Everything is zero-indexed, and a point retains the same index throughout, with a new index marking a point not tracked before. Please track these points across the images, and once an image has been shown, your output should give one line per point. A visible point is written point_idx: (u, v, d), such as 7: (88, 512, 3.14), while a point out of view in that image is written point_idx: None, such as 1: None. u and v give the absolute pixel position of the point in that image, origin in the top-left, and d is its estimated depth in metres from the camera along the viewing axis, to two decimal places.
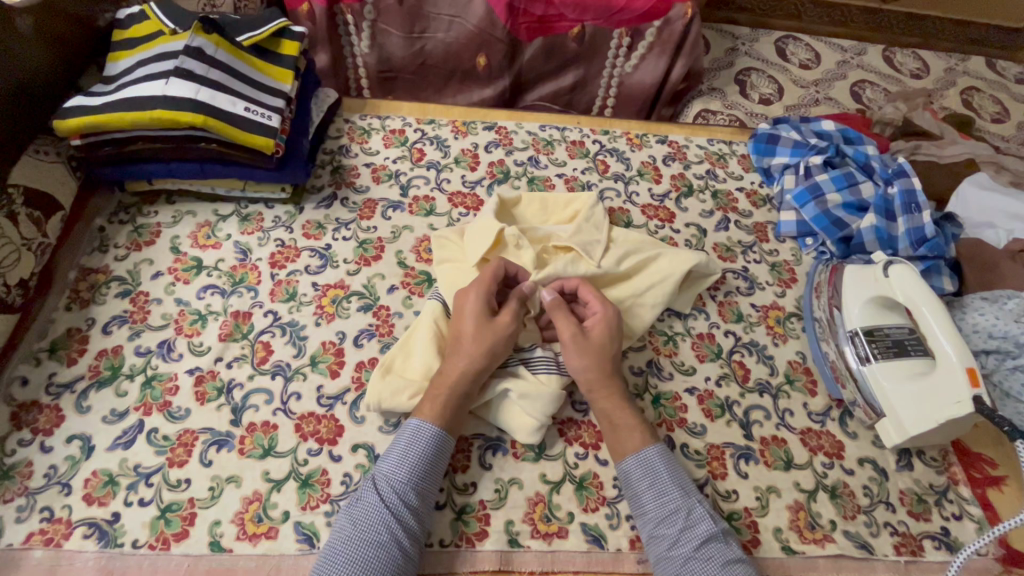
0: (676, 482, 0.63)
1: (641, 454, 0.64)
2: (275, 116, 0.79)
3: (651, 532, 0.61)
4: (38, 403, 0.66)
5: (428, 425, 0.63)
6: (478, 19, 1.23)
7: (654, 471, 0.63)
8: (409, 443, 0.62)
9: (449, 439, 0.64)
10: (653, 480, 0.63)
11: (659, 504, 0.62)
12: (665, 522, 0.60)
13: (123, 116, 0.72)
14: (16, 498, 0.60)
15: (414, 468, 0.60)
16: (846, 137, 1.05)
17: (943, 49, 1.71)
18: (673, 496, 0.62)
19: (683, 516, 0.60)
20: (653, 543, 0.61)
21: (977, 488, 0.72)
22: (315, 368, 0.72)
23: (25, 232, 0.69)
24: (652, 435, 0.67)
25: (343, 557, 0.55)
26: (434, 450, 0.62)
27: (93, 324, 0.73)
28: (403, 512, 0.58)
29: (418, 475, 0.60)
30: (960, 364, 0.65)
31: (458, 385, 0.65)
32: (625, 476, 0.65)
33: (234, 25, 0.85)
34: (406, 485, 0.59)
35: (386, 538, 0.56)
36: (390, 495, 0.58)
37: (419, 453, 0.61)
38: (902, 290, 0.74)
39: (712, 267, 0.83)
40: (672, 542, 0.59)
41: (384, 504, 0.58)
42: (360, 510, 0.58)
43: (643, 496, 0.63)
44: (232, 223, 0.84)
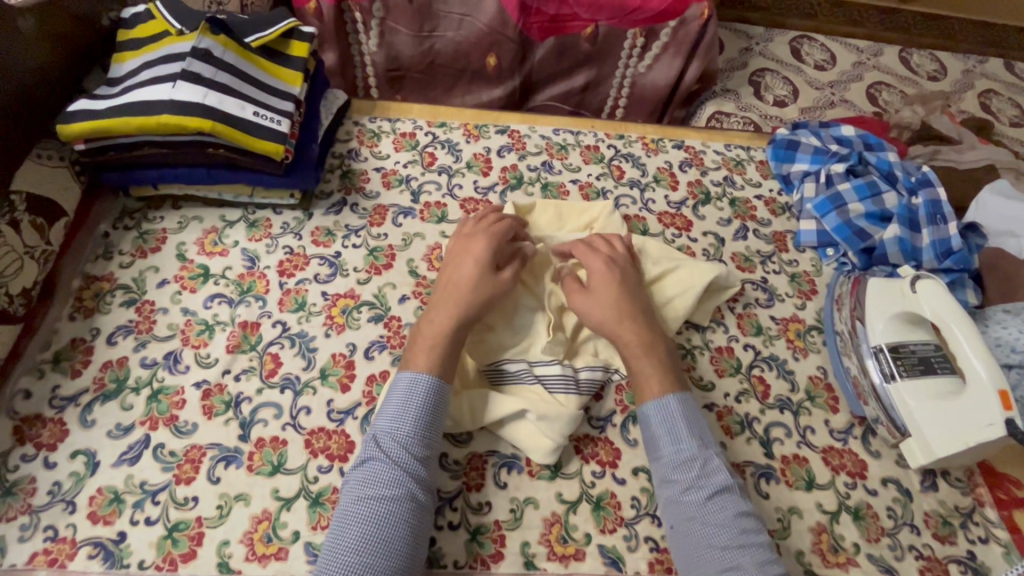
0: (694, 431, 0.62)
1: (661, 400, 0.64)
2: (284, 121, 0.77)
3: (664, 475, 0.61)
4: (41, 416, 0.65)
5: (423, 372, 0.62)
6: (489, 18, 1.20)
7: (672, 417, 0.62)
8: (404, 396, 0.61)
9: (447, 386, 0.63)
10: (671, 428, 0.62)
11: (675, 450, 0.61)
12: (680, 468, 0.60)
13: (128, 121, 0.70)
14: (19, 516, 0.59)
15: (413, 423, 0.60)
16: (867, 143, 1.03)
17: (961, 50, 1.67)
18: (690, 444, 0.61)
19: (698, 464, 0.59)
20: (667, 486, 0.60)
21: (1004, 510, 0.70)
22: (325, 381, 0.70)
23: (28, 240, 0.67)
24: (675, 383, 0.65)
25: (355, 514, 0.55)
26: (430, 397, 0.61)
27: (97, 334, 0.71)
28: (408, 465, 0.58)
29: (418, 428, 0.60)
30: (992, 386, 0.63)
31: (447, 332, 0.65)
32: (643, 419, 0.64)
33: (242, 25, 0.83)
34: (407, 440, 0.59)
35: (393, 492, 0.56)
36: (392, 450, 0.58)
37: (417, 406, 0.61)
38: (930, 306, 0.71)
39: (733, 279, 0.82)
40: (687, 487, 0.59)
41: (387, 460, 0.57)
42: (364, 469, 0.57)
43: (659, 442, 0.62)
44: (239, 230, 0.82)
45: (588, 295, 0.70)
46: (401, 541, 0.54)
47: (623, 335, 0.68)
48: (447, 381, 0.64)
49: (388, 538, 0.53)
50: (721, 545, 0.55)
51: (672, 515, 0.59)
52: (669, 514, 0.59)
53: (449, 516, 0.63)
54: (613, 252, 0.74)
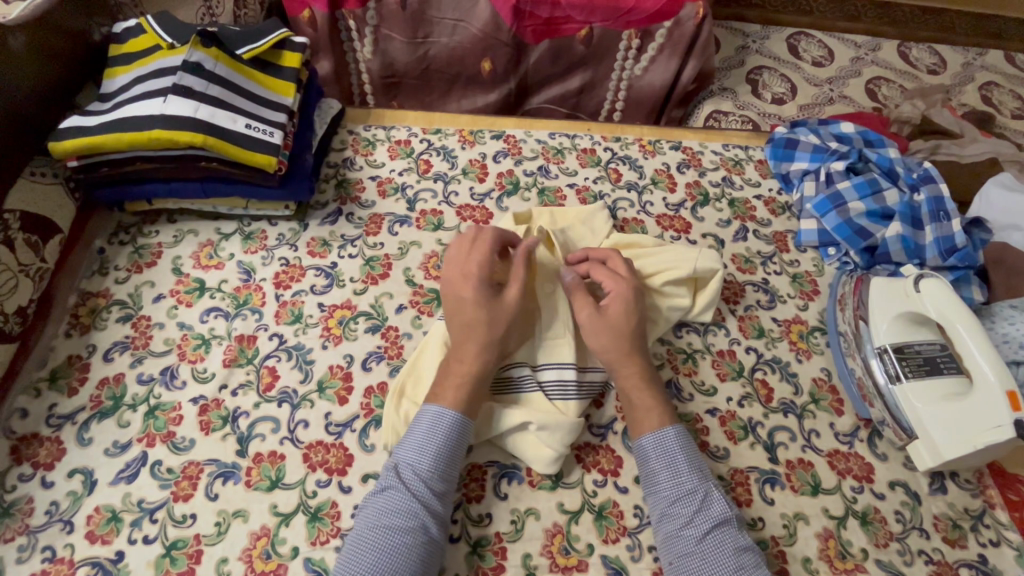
0: (692, 464, 0.62)
1: (659, 434, 0.63)
2: (276, 132, 0.77)
3: (663, 510, 0.60)
4: (39, 436, 0.64)
5: (448, 410, 0.61)
6: (483, 23, 1.20)
7: (671, 452, 0.62)
8: (431, 428, 0.60)
9: (470, 422, 0.62)
10: (669, 461, 0.62)
11: (673, 485, 0.60)
12: (679, 502, 0.59)
13: (121, 136, 0.70)
14: (17, 537, 0.58)
15: (436, 456, 0.59)
16: (867, 139, 1.01)
17: (962, 41, 1.65)
18: (689, 478, 0.60)
19: (699, 497, 0.59)
20: (665, 520, 0.59)
21: (1015, 511, 0.69)
22: (323, 394, 0.69)
23: (22, 258, 0.67)
24: (671, 417, 0.65)
25: (370, 545, 0.54)
26: (455, 434, 0.61)
27: (94, 350, 0.70)
28: (428, 498, 0.57)
29: (440, 458, 0.59)
30: (1000, 386, 0.62)
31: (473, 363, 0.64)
32: (642, 453, 0.64)
33: (233, 36, 0.82)
34: (427, 470, 0.58)
35: (411, 525, 0.55)
36: (414, 481, 0.57)
37: (441, 437, 0.60)
38: (933, 304, 0.70)
39: (713, 261, 0.77)
40: (685, 522, 0.58)
41: (409, 490, 0.57)
42: (383, 499, 0.57)
43: (658, 476, 0.62)
44: (234, 242, 0.81)
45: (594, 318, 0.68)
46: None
47: (626, 365, 0.67)
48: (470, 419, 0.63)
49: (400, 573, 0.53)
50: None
51: (670, 551, 0.58)
52: (668, 551, 0.58)
53: (449, 529, 0.63)
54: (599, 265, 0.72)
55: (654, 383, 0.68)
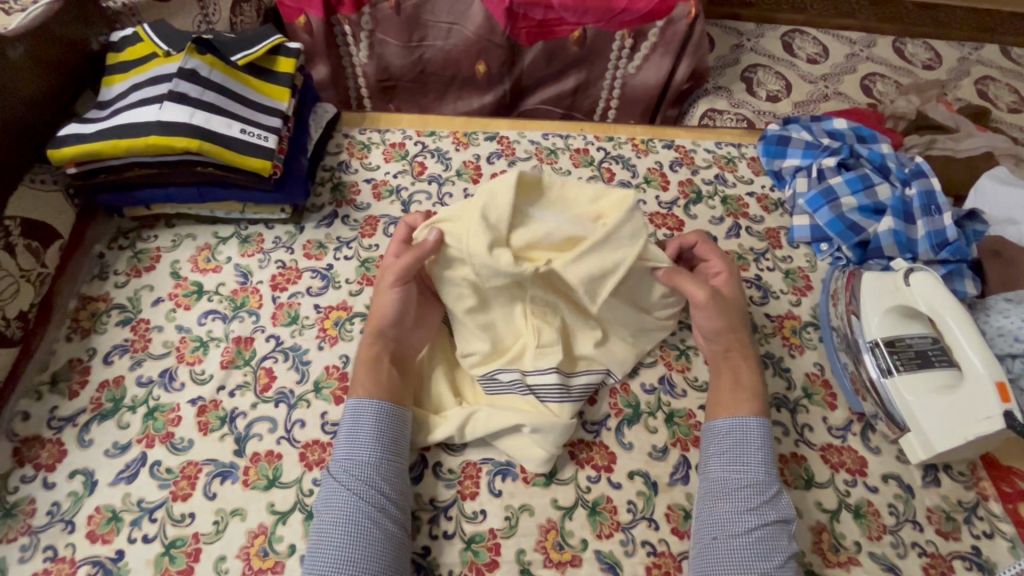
0: (767, 460, 0.62)
1: (741, 421, 0.65)
2: (271, 137, 0.78)
3: (725, 490, 0.61)
4: (40, 438, 0.65)
5: (358, 399, 0.63)
6: (477, 25, 1.21)
7: (750, 442, 0.63)
8: (350, 423, 0.62)
9: (389, 403, 0.64)
10: (746, 449, 0.63)
11: (745, 471, 0.61)
12: (746, 489, 0.60)
13: (118, 143, 0.71)
14: (19, 537, 0.60)
15: (361, 445, 0.60)
16: (859, 135, 1.02)
17: (958, 36, 1.65)
18: (763, 472, 0.61)
19: (768, 492, 0.60)
20: (724, 498, 0.60)
21: (1009, 503, 0.69)
22: (319, 394, 0.70)
23: (23, 263, 0.69)
24: (759, 409, 0.66)
25: (321, 543, 0.55)
26: (375, 419, 0.62)
27: (94, 354, 0.72)
28: (363, 485, 0.58)
29: (361, 446, 0.60)
30: (989, 378, 0.63)
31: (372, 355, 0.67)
32: (721, 432, 0.65)
33: (229, 43, 0.84)
34: (356, 461, 0.59)
35: (349, 514, 0.56)
36: (345, 474, 0.59)
37: (362, 426, 0.61)
38: (923, 299, 0.71)
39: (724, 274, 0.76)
40: (746, 508, 0.59)
41: (342, 484, 0.58)
42: (324, 500, 0.58)
43: (730, 459, 0.62)
44: (232, 246, 0.82)
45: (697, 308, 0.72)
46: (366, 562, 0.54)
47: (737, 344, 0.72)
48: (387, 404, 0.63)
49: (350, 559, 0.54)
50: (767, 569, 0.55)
51: (718, 528, 0.59)
52: (712, 525, 0.59)
53: (444, 525, 0.63)
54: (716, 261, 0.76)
55: (758, 371, 0.71)
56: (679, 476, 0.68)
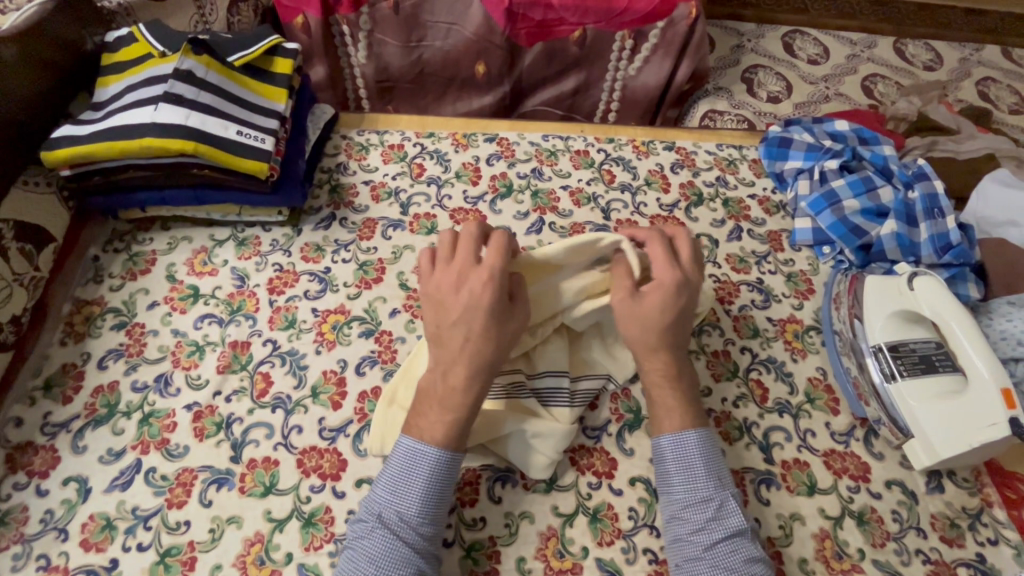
0: (711, 471, 0.60)
1: (678, 436, 0.61)
2: (268, 139, 0.77)
3: (674, 513, 0.59)
4: (33, 444, 0.64)
5: (435, 448, 0.56)
6: (476, 26, 1.20)
7: (688, 456, 0.60)
8: (417, 470, 0.55)
9: (459, 456, 0.57)
10: (686, 465, 0.60)
11: (690, 489, 0.59)
12: (692, 507, 0.58)
13: (114, 145, 0.70)
14: (12, 546, 0.59)
15: (424, 500, 0.55)
16: (861, 137, 1.01)
17: (960, 37, 1.64)
18: (706, 485, 0.59)
19: (714, 506, 0.57)
20: (675, 523, 0.59)
21: (1013, 509, 0.68)
22: (316, 400, 0.70)
23: (16, 267, 0.68)
24: (697, 420, 0.62)
25: None
26: (445, 472, 0.56)
27: (89, 358, 0.71)
28: (419, 543, 0.54)
29: (432, 500, 0.55)
30: (994, 384, 0.63)
31: (456, 395, 0.57)
32: (659, 450, 0.62)
33: (225, 43, 0.82)
34: (417, 516, 0.54)
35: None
36: (403, 529, 0.53)
37: (430, 477, 0.55)
38: (928, 304, 0.70)
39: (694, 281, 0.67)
40: (696, 527, 0.57)
41: (399, 538, 0.53)
42: (372, 550, 0.52)
43: (672, 477, 0.60)
44: (229, 249, 0.81)
45: (620, 305, 0.64)
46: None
47: (652, 358, 0.64)
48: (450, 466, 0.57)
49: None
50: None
51: (676, 554, 0.57)
52: (674, 553, 0.58)
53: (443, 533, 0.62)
54: (662, 253, 0.66)
55: (680, 383, 0.64)
56: None
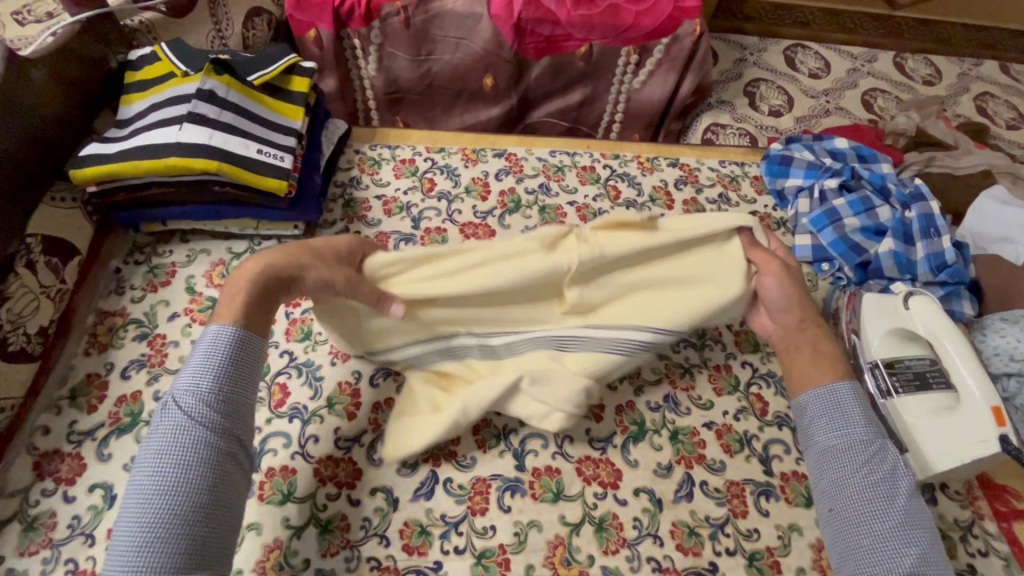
0: (868, 419, 0.62)
1: (829, 388, 0.64)
2: (287, 156, 0.80)
3: (828, 459, 0.61)
4: (60, 452, 0.67)
5: (225, 328, 0.59)
6: (485, 41, 1.22)
7: (843, 403, 0.63)
8: (204, 350, 0.58)
9: (251, 338, 0.60)
10: (838, 413, 0.63)
11: (844, 436, 0.61)
12: (849, 451, 0.60)
13: (141, 163, 0.73)
14: (41, 550, 0.61)
15: (209, 374, 0.56)
16: (861, 154, 1.05)
17: (961, 52, 1.67)
18: (863, 430, 0.61)
19: (874, 449, 0.59)
20: (829, 470, 0.60)
21: (1003, 522, 0.71)
22: (332, 410, 0.72)
23: (43, 279, 0.70)
24: (843, 373, 0.66)
25: (148, 473, 0.51)
26: (235, 351, 0.59)
27: (112, 368, 0.73)
28: (205, 417, 0.54)
29: (223, 377, 0.57)
30: (985, 403, 0.67)
31: (254, 282, 0.63)
32: (805, 406, 0.65)
33: (245, 63, 0.85)
34: (203, 391, 0.55)
35: (193, 448, 0.52)
36: (187, 403, 0.54)
37: (216, 355, 0.58)
38: (923, 322, 0.74)
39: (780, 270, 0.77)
40: (854, 471, 0.59)
41: (180, 412, 0.54)
42: (159, 428, 0.54)
43: (824, 426, 0.62)
44: (246, 261, 0.84)
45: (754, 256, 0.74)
46: (202, 502, 0.51)
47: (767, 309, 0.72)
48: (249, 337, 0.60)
49: (178, 503, 0.50)
50: (890, 528, 0.55)
51: (830, 501, 0.59)
52: (826, 499, 0.59)
53: (455, 540, 0.65)
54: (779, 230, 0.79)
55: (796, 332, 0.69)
56: (683, 494, 0.70)
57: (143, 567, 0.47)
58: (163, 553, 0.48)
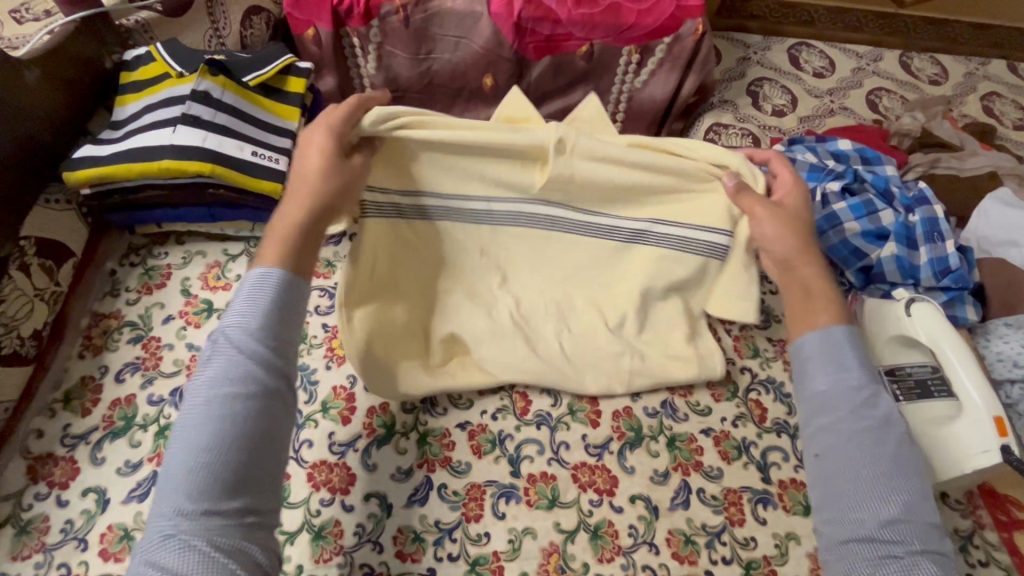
0: (864, 363, 0.57)
1: (828, 331, 0.59)
2: (282, 159, 0.79)
3: (818, 404, 0.56)
4: (54, 455, 0.67)
5: (271, 267, 0.54)
6: (484, 40, 1.21)
7: (839, 346, 0.58)
8: (252, 290, 0.53)
9: (298, 276, 0.56)
10: (836, 358, 0.57)
11: (838, 379, 0.56)
12: (842, 397, 0.55)
13: (134, 166, 0.73)
14: (34, 555, 0.61)
15: (259, 309, 0.52)
16: (864, 157, 1.03)
17: (967, 51, 1.65)
18: (858, 375, 0.56)
19: (867, 394, 0.54)
20: (820, 418, 0.56)
21: (1004, 532, 0.70)
22: (326, 415, 0.72)
23: (37, 283, 0.70)
24: (839, 314, 0.61)
25: (194, 418, 0.48)
26: (283, 290, 0.54)
27: (106, 371, 0.73)
28: (259, 356, 0.51)
29: (269, 314, 0.53)
30: (987, 412, 0.66)
31: (303, 222, 0.59)
32: (804, 350, 0.59)
33: (241, 64, 0.84)
34: (250, 327, 0.51)
35: (244, 390, 0.49)
36: (241, 340, 0.51)
37: (266, 293, 0.53)
38: (925, 330, 0.73)
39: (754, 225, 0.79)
40: (844, 417, 0.54)
41: (236, 351, 0.50)
42: (214, 366, 0.50)
43: (820, 370, 0.57)
44: (241, 263, 0.83)
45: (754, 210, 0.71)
46: (252, 441, 0.48)
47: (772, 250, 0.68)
48: (300, 277, 0.56)
49: (212, 447, 0.47)
50: (882, 471, 0.51)
51: (817, 446, 0.55)
52: (814, 444, 0.56)
53: (448, 548, 0.64)
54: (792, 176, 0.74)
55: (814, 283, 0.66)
56: (680, 501, 0.69)
57: (200, 503, 0.45)
58: (220, 491, 0.45)
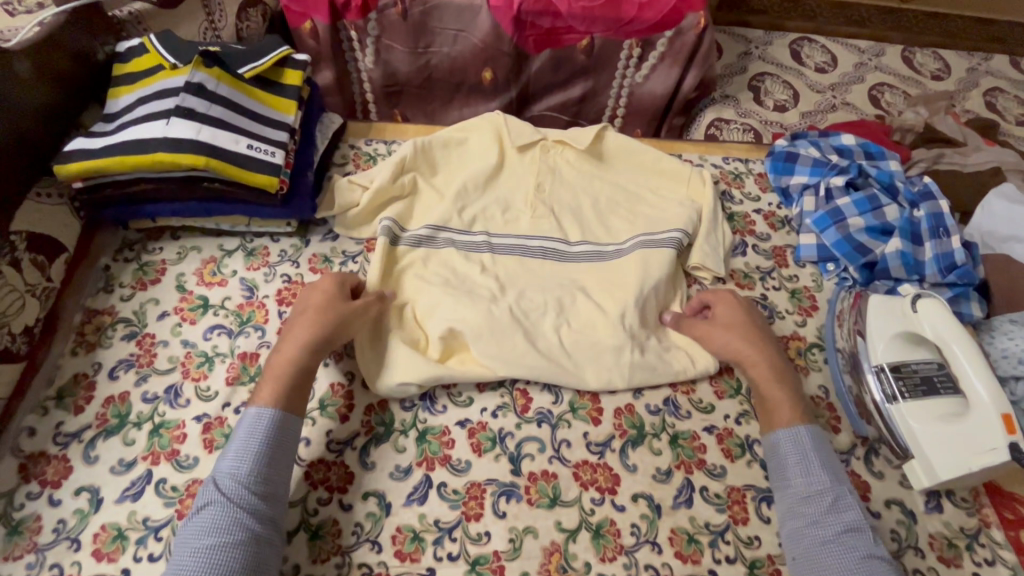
0: (824, 464, 0.64)
1: (792, 431, 0.67)
2: (279, 152, 0.78)
3: (792, 507, 0.63)
4: (46, 454, 0.66)
5: (267, 408, 0.62)
6: (484, 33, 1.20)
7: (803, 452, 0.65)
8: (248, 433, 0.60)
9: (291, 417, 0.63)
10: (801, 457, 0.65)
11: (806, 482, 0.63)
12: (810, 500, 0.62)
13: (126, 159, 0.71)
14: (25, 555, 0.60)
15: (254, 458, 0.59)
16: (868, 152, 1.02)
17: (969, 46, 1.64)
18: (821, 478, 0.63)
19: (828, 499, 0.61)
20: (793, 516, 0.62)
21: (1011, 530, 0.69)
22: (324, 412, 0.71)
23: (29, 278, 0.69)
24: (802, 417, 0.69)
25: (184, 571, 0.52)
26: (275, 434, 0.61)
27: (100, 368, 0.72)
28: (249, 499, 0.56)
29: (262, 461, 0.59)
30: (995, 410, 0.64)
31: (301, 350, 0.67)
32: (775, 445, 0.68)
33: (237, 55, 0.83)
34: (243, 479, 0.57)
35: (234, 531, 0.54)
36: (232, 490, 0.57)
37: (259, 438, 0.60)
38: (931, 325, 0.72)
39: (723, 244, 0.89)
40: (816, 519, 0.61)
41: (226, 501, 0.56)
42: (202, 516, 0.55)
43: (790, 470, 0.65)
44: (237, 259, 0.82)
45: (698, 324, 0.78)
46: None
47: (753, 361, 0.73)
48: (289, 416, 0.63)
49: None
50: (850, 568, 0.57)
51: (794, 546, 0.61)
52: (792, 546, 0.61)
53: (448, 547, 0.63)
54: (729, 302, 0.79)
55: (786, 379, 0.72)
56: (683, 499, 0.68)
57: None
58: None
